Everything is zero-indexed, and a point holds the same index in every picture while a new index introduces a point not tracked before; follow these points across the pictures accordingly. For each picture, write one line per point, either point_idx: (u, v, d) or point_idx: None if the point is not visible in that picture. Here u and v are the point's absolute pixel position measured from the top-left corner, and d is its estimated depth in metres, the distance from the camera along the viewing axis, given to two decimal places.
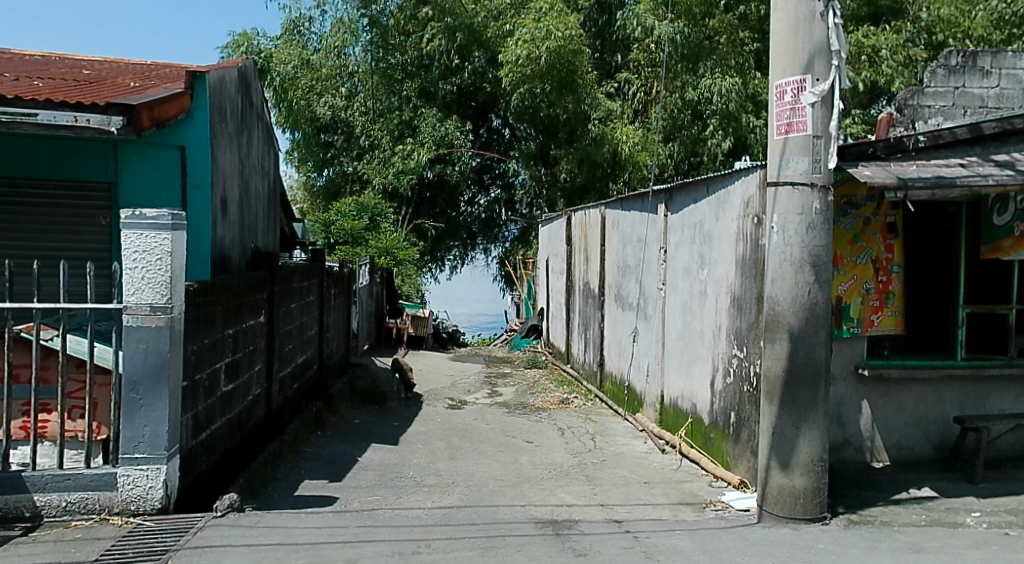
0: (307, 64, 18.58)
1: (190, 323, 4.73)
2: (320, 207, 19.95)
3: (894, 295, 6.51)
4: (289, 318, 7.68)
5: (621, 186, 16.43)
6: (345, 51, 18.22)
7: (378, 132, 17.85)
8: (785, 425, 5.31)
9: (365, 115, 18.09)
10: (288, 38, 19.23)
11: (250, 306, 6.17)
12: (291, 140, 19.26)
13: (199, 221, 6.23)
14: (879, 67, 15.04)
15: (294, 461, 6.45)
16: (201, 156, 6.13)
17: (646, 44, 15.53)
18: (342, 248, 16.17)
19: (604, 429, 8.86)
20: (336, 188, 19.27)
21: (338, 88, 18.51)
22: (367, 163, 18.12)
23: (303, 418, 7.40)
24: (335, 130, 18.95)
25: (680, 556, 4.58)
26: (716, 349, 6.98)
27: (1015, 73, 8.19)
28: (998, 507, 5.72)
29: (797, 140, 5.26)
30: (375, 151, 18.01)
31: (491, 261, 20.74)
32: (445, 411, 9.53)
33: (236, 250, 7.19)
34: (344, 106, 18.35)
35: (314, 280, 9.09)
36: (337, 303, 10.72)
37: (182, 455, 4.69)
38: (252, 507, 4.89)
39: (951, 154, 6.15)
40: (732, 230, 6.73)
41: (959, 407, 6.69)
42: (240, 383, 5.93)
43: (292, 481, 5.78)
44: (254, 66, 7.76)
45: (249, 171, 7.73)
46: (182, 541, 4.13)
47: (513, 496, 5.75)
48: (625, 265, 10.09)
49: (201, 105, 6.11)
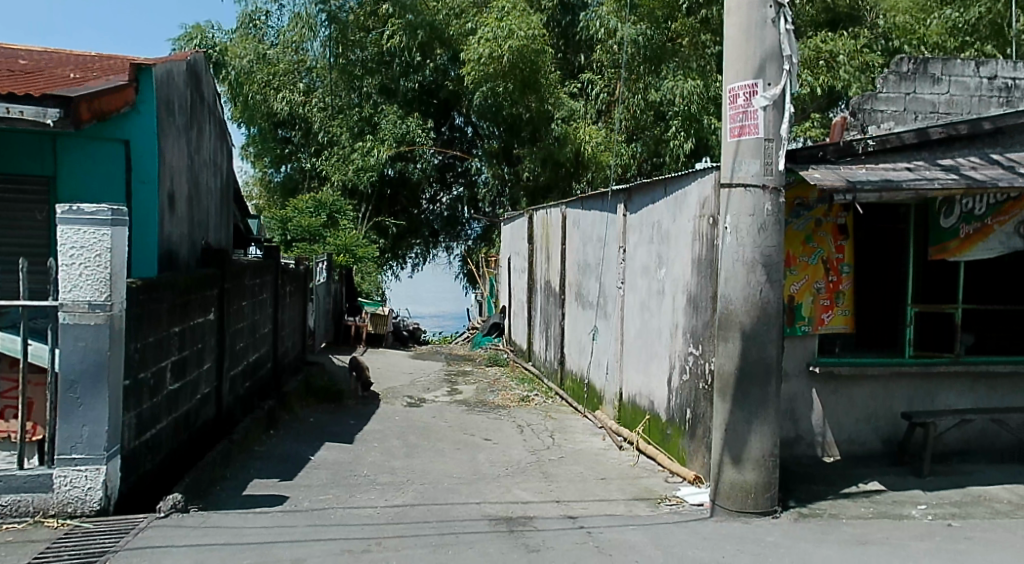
0: (262, 59, 18.19)
1: (134, 320, 4.68)
2: (277, 203, 19.79)
3: (845, 294, 6.66)
4: (241, 316, 7.62)
5: (584, 185, 16.53)
6: (303, 46, 18.20)
7: (338, 128, 17.82)
8: (737, 421, 5.43)
9: (324, 110, 17.96)
10: (244, 31, 19.02)
11: (199, 303, 6.11)
12: (247, 134, 19.15)
13: (145, 217, 6.12)
14: (836, 72, 15.19)
15: (245, 461, 6.41)
16: (147, 152, 6.05)
17: (609, 45, 15.70)
18: (299, 244, 15.99)
19: (564, 426, 8.94)
20: (294, 183, 19.14)
21: (296, 83, 18.32)
22: (326, 160, 18.02)
23: (255, 417, 7.34)
24: (292, 126, 18.83)
25: (633, 551, 4.65)
26: (673, 347, 7.10)
27: (963, 80, 8.50)
28: (943, 500, 5.91)
29: (749, 143, 5.38)
30: (334, 147, 17.97)
31: (454, 259, 20.76)
32: (403, 410, 9.50)
33: (185, 248, 7.06)
34: (302, 102, 18.05)
35: (268, 277, 8.98)
36: (293, 301, 10.64)
37: (124, 457, 4.64)
38: (197, 507, 4.87)
39: (897, 158, 6.32)
40: (689, 230, 6.85)
41: (908, 403, 6.86)
42: (187, 382, 5.88)
43: (241, 480, 5.76)
44: (206, 60, 7.65)
45: (200, 166, 7.61)
46: (122, 542, 4.11)
47: (468, 494, 5.77)
48: (586, 263, 10.20)
49: (148, 100, 6.00)
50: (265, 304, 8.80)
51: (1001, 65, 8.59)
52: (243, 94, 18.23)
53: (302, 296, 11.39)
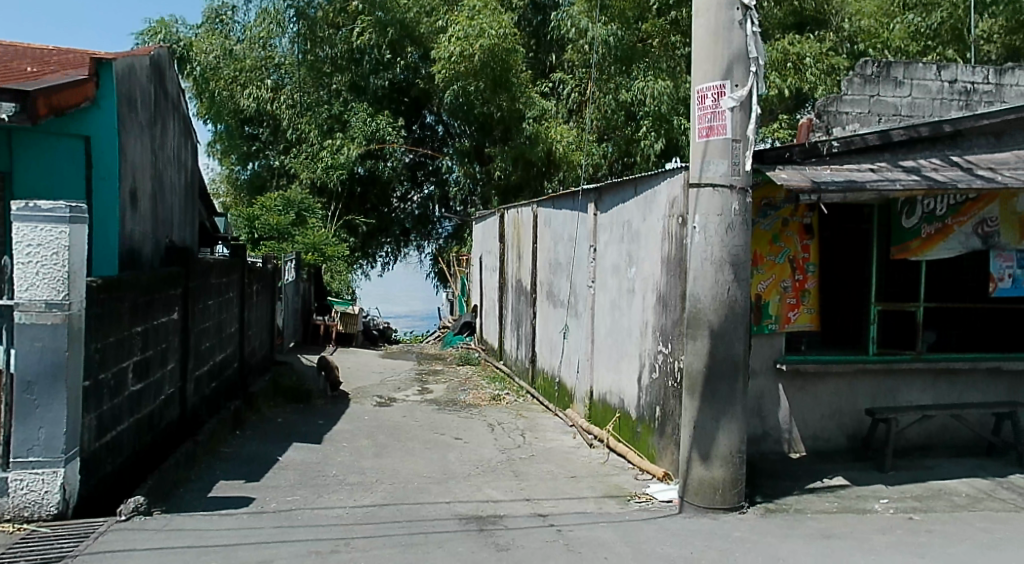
0: (229, 55, 17.98)
1: (93, 319, 4.61)
2: (244, 201, 19.58)
3: (810, 293, 6.76)
4: (206, 315, 7.53)
5: (556, 185, 16.58)
6: (271, 42, 18.09)
7: (306, 125, 17.52)
8: (705, 419, 5.49)
9: (293, 107, 17.72)
10: (210, 26, 18.81)
11: (162, 302, 6.03)
12: (213, 131, 18.94)
13: (106, 214, 5.92)
14: (803, 74, 15.31)
15: (210, 462, 6.35)
16: (108, 147, 5.88)
17: (580, 45, 15.76)
18: (266, 243, 15.45)
19: (535, 425, 8.97)
20: (262, 181, 18.96)
21: (264, 80, 17.93)
22: (295, 157, 17.86)
23: (220, 418, 7.26)
24: (260, 123, 18.67)
25: (602, 548, 4.69)
26: (643, 345, 7.15)
27: (925, 83, 8.68)
28: (905, 494, 6.03)
29: (717, 144, 5.44)
30: (303, 145, 17.85)
31: (425, 258, 20.71)
32: (373, 410, 9.46)
33: (150, 246, 6.86)
34: (270, 98, 17.80)
35: (234, 276, 8.88)
36: (260, 301, 10.53)
37: (83, 460, 4.56)
38: (159, 510, 4.81)
39: (861, 159, 6.43)
40: (658, 230, 6.91)
41: (872, 399, 6.98)
42: (150, 383, 5.80)
43: (206, 482, 5.70)
44: (169, 55, 7.51)
45: (163, 163, 7.41)
46: (81, 546, 4.05)
47: (438, 493, 5.77)
48: (557, 262, 10.24)
49: (107, 94, 5.83)
50: (231, 303, 8.69)
51: (961, 69, 8.77)
52: (208, 91, 18.00)
53: (270, 294, 11.28)
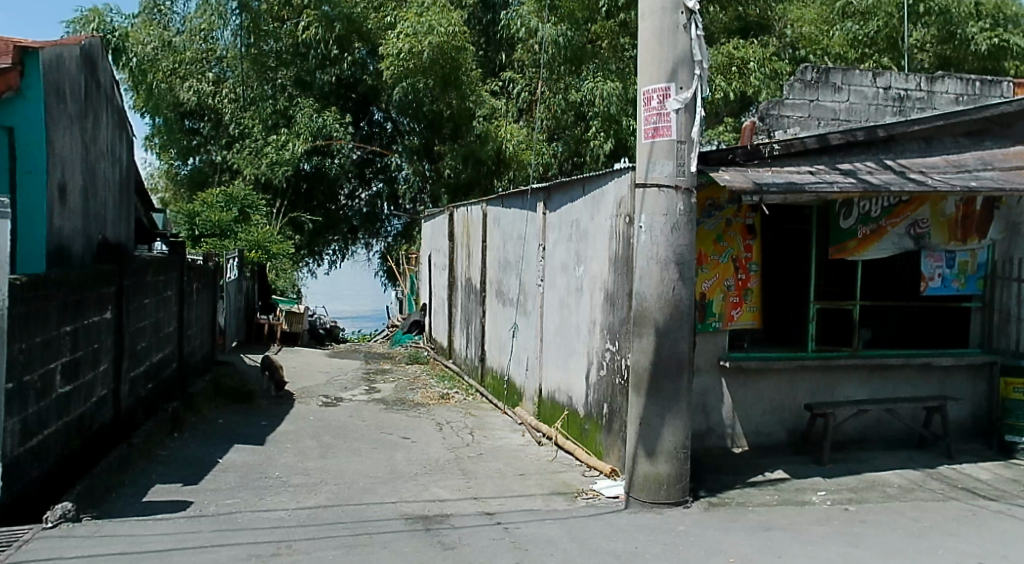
0: (167, 46, 17.67)
1: (17, 320, 4.45)
2: (184, 197, 19.10)
3: (753, 291, 6.91)
4: (142, 314, 7.33)
5: (506, 183, 16.60)
6: (212, 35, 17.76)
7: (250, 121, 17.42)
8: (651, 415, 5.58)
9: (235, 102, 17.61)
10: (147, 16, 18.29)
11: (92, 301, 5.85)
12: (151, 125, 18.43)
13: (32, 211, 5.55)
14: (748, 78, 15.47)
15: (146, 466, 6.19)
16: (34, 139, 5.52)
17: (530, 45, 15.82)
18: (207, 241, 15.18)
19: (483, 423, 8.98)
20: (202, 177, 18.58)
21: (205, 73, 17.85)
22: (238, 153, 17.54)
23: (158, 420, 7.08)
24: (201, 117, 18.34)
25: (547, 544, 4.73)
26: (591, 343, 7.21)
27: (862, 89, 8.96)
28: (842, 486, 6.22)
29: (663, 145, 5.52)
30: (246, 140, 17.55)
31: (373, 256, 20.58)
32: (318, 410, 9.34)
33: (80, 243, 6.48)
34: (212, 92, 17.67)
35: (172, 274, 8.65)
36: (201, 300, 10.29)
37: (7, 466, 4.40)
38: (89, 517, 4.69)
39: (801, 161, 6.59)
40: (606, 229, 6.98)
41: (811, 395, 7.16)
42: (80, 384, 5.62)
43: (141, 487, 5.57)
44: (101, 45, 7.20)
45: (96, 157, 7.04)
46: (4, 555, 3.92)
47: (384, 493, 5.74)
48: (506, 261, 10.27)
49: (32, 84, 5.47)
50: (169, 302, 8.46)
51: (895, 76, 9.09)
52: (145, 83, 17.53)
53: (210, 293, 11.04)
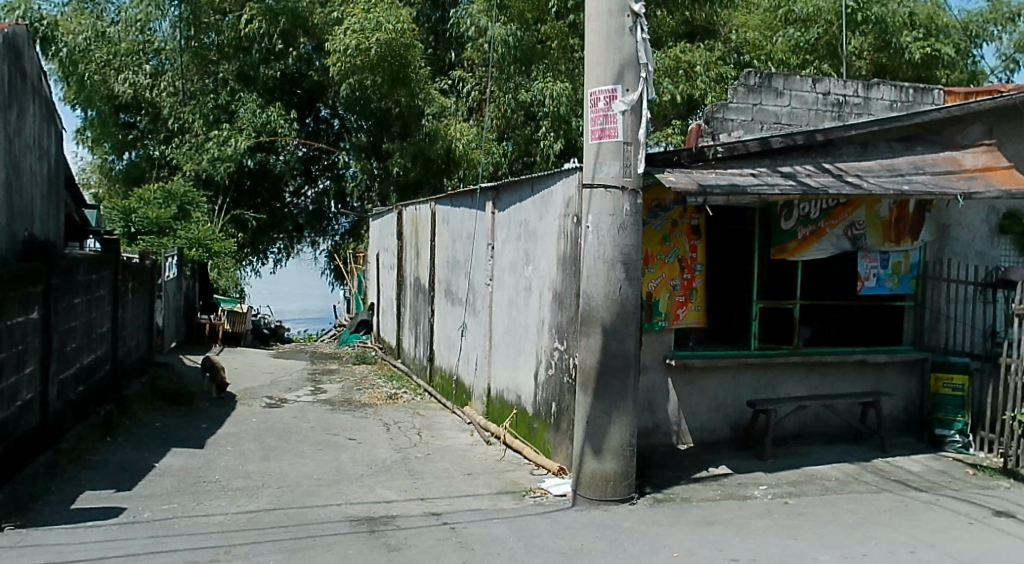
0: (100, 37, 17.03)
1: None
2: (119, 193, 18.50)
3: (698, 291, 7.02)
4: (71, 314, 7.08)
5: (456, 181, 16.54)
6: (151, 26, 17.18)
7: (190, 115, 17.01)
8: (598, 413, 5.62)
9: (175, 96, 17.20)
10: (79, 5, 17.57)
11: (16, 300, 5.62)
12: (84, 118, 17.81)
13: None
14: (694, 81, 15.70)
15: (75, 471, 5.99)
16: None
17: (479, 44, 15.78)
18: (144, 238, 14.69)
19: (431, 423, 8.93)
20: (139, 172, 18.05)
21: (142, 65, 17.29)
22: (178, 148, 17.12)
23: (89, 424, 6.84)
24: (137, 111, 17.82)
25: (493, 544, 4.73)
26: (539, 342, 7.23)
27: (802, 94, 9.18)
28: (782, 480, 6.37)
29: (609, 146, 5.58)
30: (186, 135, 17.14)
31: (320, 254, 20.33)
32: (260, 411, 9.18)
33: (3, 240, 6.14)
34: (149, 84, 17.22)
35: (105, 273, 8.38)
36: (136, 299, 10.00)
37: None
38: (13, 526, 4.52)
39: (743, 164, 6.71)
40: (554, 228, 7.01)
41: (754, 391, 7.30)
42: (3, 388, 5.40)
43: (70, 493, 5.39)
44: (26, 34, 6.90)
45: (21, 150, 6.72)
46: None
47: (329, 495, 5.67)
48: (455, 260, 10.25)
49: None
50: (102, 302, 8.19)
51: (834, 82, 9.33)
52: (77, 74, 16.87)
53: (147, 293, 10.74)
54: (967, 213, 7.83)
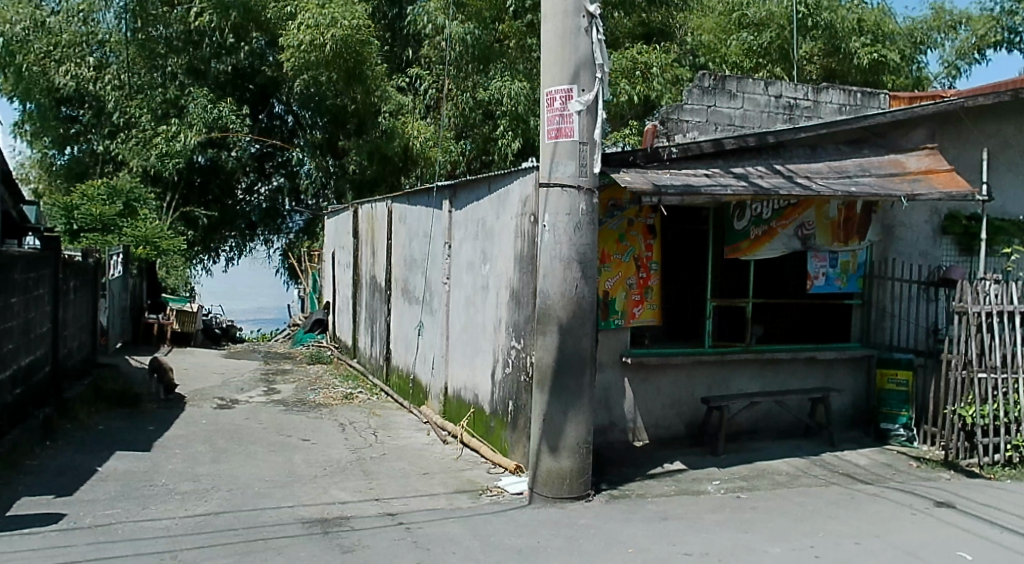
0: (41, 27, 16.52)
1: None
2: (60, 189, 17.96)
3: (653, 290, 7.09)
4: (9, 314, 6.84)
5: (414, 180, 16.43)
6: (94, 16, 16.86)
7: (137, 109, 16.60)
8: (554, 411, 5.64)
9: (120, 89, 16.76)
10: None
11: None
12: (23, 111, 17.27)
13: None
14: (651, 83, 15.82)
15: (13, 477, 5.80)
16: None
17: (437, 42, 15.72)
18: (88, 236, 14.12)
19: (387, 422, 8.86)
20: (82, 168, 17.55)
21: (84, 57, 16.74)
22: (123, 143, 16.72)
23: (27, 428, 6.62)
24: (80, 104, 17.33)
25: (449, 543, 4.71)
26: (496, 341, 7.23)
27: (755, 97, 9.32)
28: (735, 475, 6.47)
29: (566, 146, 5.59)
30: (133, 129, 16.72)
31: (274, 253, 20.02)
32: (211, 413, 9.01)
33: None
34: (92, 77, 16.63)
35: (45, 271, 8.12)
36: (79, 298, 9.71)
37: None
38: None
39: (697, 165, 6.79)
40: (511, 227, 7.02)
41: (707, 388, 7.40)
42: None
43: (6, 500, 5.21)
44: None
45: None
46: None
47: (281, 497, 5.58)
48: (411, 259, 10.19)
49: None
50: (41, 301, 7.94)
51: (785, 86, 9.53)
52: (15, 65, 16.29)
53: (90, 292, 10.44)
54: (912, 213, 8.06)
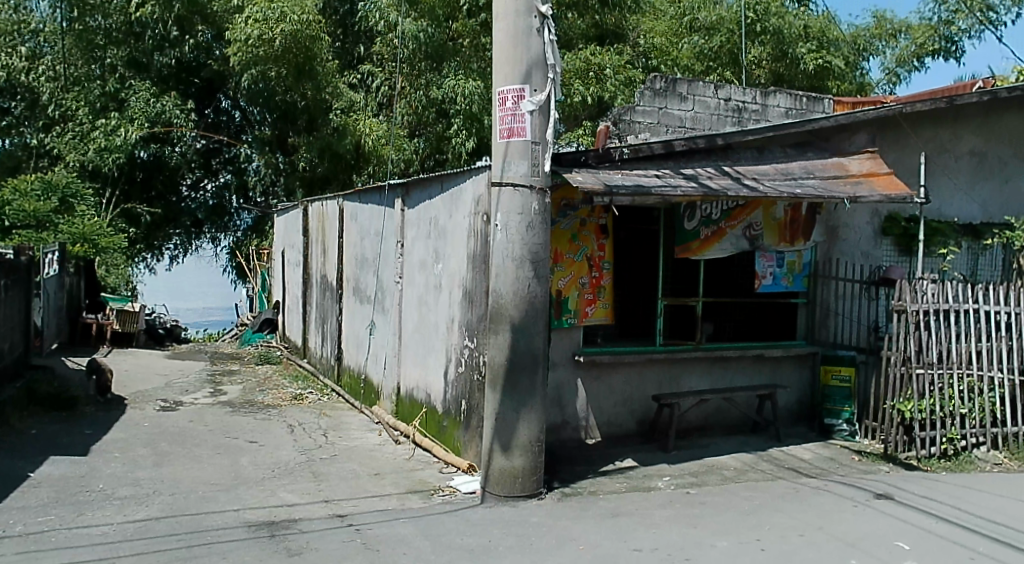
0: None
1: None
2: None
3: (606, 289, 7.13)
4: None
5: (366, 178, 16.25)
6: (27, 6, 17.09)
7: (72, 102, 16.32)
8: (506, 410, 5.62)
9: (54, 81, 16.64)
10: None
11: None
12: None
13: None
14: (604, 83, 15.92)
15: None
16: None
17: (389, 39, 15.58)
18: (20, 232, 13.31)
19: (338, 423, 8.74)
20: (15, 162, 16.99)
21: (17, 46, 16.79)
22: (59, 136, 16.21)
23: None
24: (13, 96, 17.00)
25: (399, 544, 4.66)
26: (449, 340, 7.19)
27: (706, 99, 9.46)
28: (684, 471, 6.55)
29: (518, 145, 5.58)
30: (69, 123, 16.22)
31: (220, 252, 19.58)
32: (153, 415, 8.77)
33: None
34: (24, 68, 16.55)
35: None
36: (10, 298, 9.37)
37: None
38: None
39: (648, 166, 6.83)
40: (463, 226, 6.98)
41: (658, 386, 7.48)
42: None
43: None
44: None
45: None
46: None
47: (226, 501, 5.46)
48: (362, 258, 10.09)
49: None
50: None
51: (733, 89, 9.69)
52: None
53: (23, 291, 10.09)
54: (854, 214, 8.26)
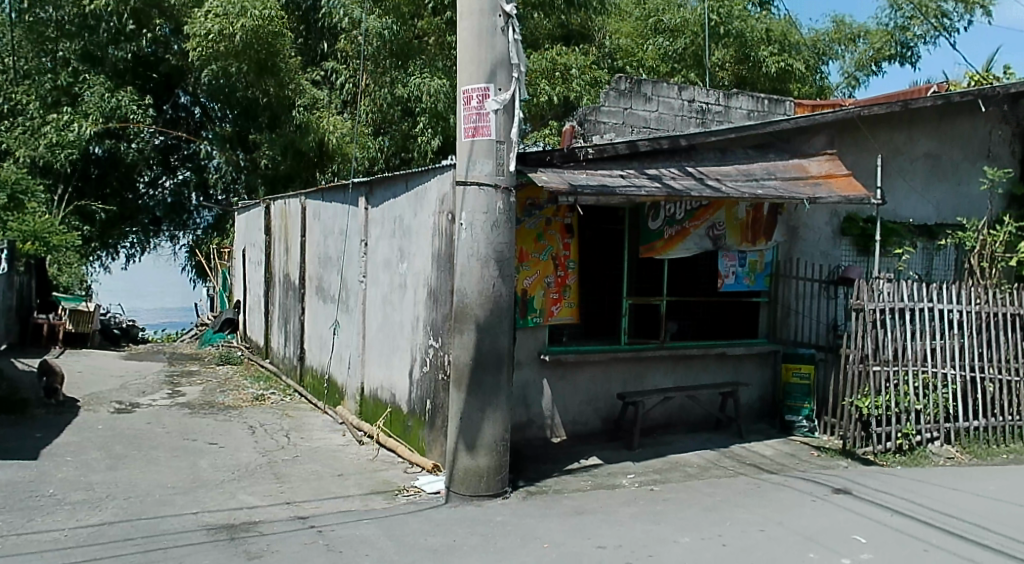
0: None
1: None
2: None
3: (571, 288, 7.14)
4: None
5: (329, 176, 16.11)
6: None
7: (23, 96, 15.93)
8: (471, 409, 5.59)
9: (4, 74, 16.27)
10: None
11: None
12: None
13: None
14: (570, 84, 15.96)
15: None
16: None
17: (353, 36, 15.43)
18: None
19: (301, 424, 8.63)
20: None
21: None
22: (8, 131, 15.75)
23: None
24: None
25: (362, 545, 4.61)
26: (413, 340, 7.14)
27: (670, 101, 9.53)
28: (648, 468, 6.59)
29: (482, 144, 5.56)
30: (19, 118, 15.78)
31: (180, 250, 19.24)
32: (108, 417, 8.56)
33: None
34: None
35: None
36: None
37: None
38: None
39: (613, 166, 6.85)
40: (428, 225, 6.94)
41: (623, 384, 7.51)
42: None
43: None
44: None
45: None
46: None
47: (184, 504, 5.35)
48: (326, 257, 9.97)
49: None
50: None
51: (697, 90, 9.78)
52: None
53: None
54: (814, 215, 8.40)
